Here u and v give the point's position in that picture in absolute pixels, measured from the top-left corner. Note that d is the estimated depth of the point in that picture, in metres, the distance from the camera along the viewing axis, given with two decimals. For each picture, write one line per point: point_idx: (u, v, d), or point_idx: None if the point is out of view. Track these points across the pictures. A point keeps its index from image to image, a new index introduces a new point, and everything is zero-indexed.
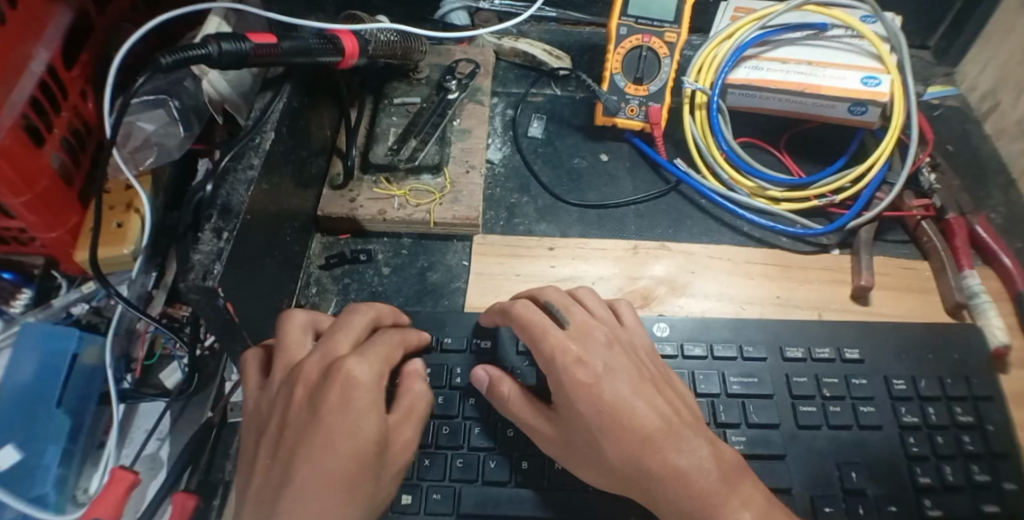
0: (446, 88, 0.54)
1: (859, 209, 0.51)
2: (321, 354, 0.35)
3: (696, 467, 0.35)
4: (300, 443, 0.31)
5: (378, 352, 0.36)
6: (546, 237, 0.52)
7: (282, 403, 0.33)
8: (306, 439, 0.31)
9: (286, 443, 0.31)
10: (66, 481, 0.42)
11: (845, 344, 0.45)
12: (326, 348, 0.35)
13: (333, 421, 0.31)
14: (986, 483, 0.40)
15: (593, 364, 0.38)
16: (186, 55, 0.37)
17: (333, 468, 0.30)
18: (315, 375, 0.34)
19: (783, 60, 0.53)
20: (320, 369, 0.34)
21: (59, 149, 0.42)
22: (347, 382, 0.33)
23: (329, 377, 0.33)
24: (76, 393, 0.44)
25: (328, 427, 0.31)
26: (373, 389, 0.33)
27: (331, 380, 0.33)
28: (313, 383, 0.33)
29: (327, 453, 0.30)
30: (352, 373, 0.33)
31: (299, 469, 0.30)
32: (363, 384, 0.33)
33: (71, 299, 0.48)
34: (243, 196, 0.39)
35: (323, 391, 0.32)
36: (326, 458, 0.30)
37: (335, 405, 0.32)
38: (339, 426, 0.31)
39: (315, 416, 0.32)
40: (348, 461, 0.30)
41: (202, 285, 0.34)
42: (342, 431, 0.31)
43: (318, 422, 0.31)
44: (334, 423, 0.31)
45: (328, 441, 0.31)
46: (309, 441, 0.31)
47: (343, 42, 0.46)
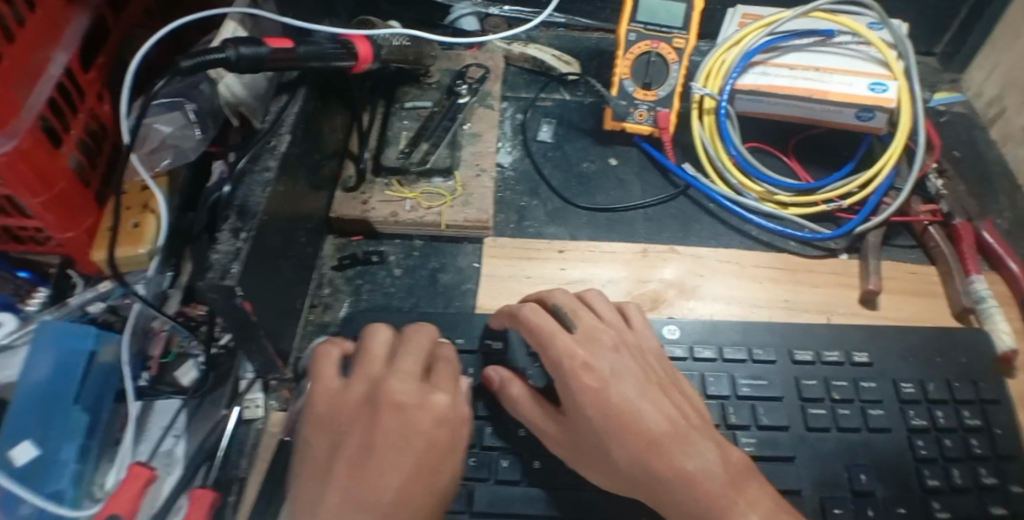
0: (457, 92, 0.56)
1: (866, 214, 0.51)
2: (402, 377, 0.36)
3: (704, 470, 0.35)
4: (380, 460, 0.32)
5: (450, 382, 0.37)
6: (555, 239, 0.52)
7: (353, 420, 0.34)
8: (388, 464, 0.32)
9: (360, 457, 0.32)
10: (81, 478, 0.42)
11: (853, 347, 0.45)
12: (409, 372, 0.36)
13: (419, 450, 0.33)
14: (994, 486, 0.40)
15: (600, 369, 0.39)
16: (205, 58, 0.38)
17: (411, 494, 0.32)
18: (399, 398, 0.35)
19: (791, 67, 0.53)
20: (405, 394, 0.35)
21: (76, 150, 0.43)
22: (434, 415, 0.35)
23: (417, 407, 0.35)
24: (93, 392, 0.45)
25: (407, 454, 0.33)
26: (450, 424, 0.35)
27: (421, 410, 0.34)
28: (397, 406, 0.34)
29: (408, 481, 0.32)
30: (435, 406, 0.35)
31: (384, 490, 0.31)
32: (445, 420, 0.35)
33: (87, 298, 0.47)
34: (260, 197, 0.39)
35: (410, 418, 0.34)
36: (407, 488, 0.32)
37: (423, 439, 0.33)
38: (423, 458, 0.33)
39: (400, 440, 0.33)
40: (424, 490, 0.32)
41: (220, 284, 0.35)
42: (424, 463, 0.33)
43: (399, 447, 0.33)
44: (415, 454, 0.33)
45: (410, 469, 0.32)
46: (393, 465, 0.32)
47: (357, 46, 0.46)
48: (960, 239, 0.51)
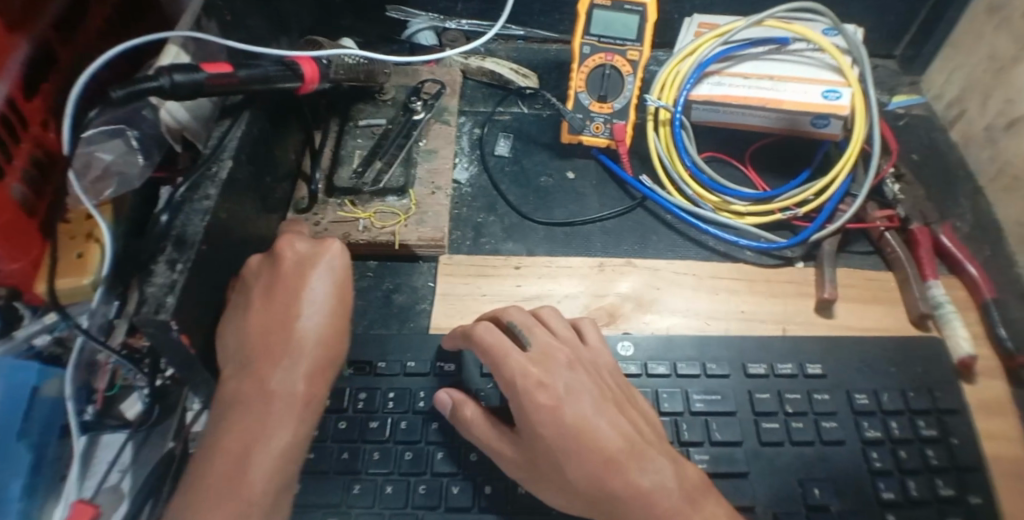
0: (412, 109, 0.55)
1: (822, 222, 0.51)
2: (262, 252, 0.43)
3: (659, 487, 0.35)
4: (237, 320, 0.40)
5: (298, 239, 0.43)
6: (512, 256, 0.52)
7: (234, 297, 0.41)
8: (240, 316, 0.40)
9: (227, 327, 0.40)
10: (30, 515, 0.43)
11: (808, 359, 0.45)
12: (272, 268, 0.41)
13: (256, 297, 0.40)
14: (952, 498, 0.40)
15: (554, 386, 0.38)
16: (137, 87, 0.38)
17: (254, 339, 0.39)
18: (253, 264, 0.42)
19: (745, 76, 0.53)
20: (259, 259, 0.43)
21: (19, 181, 0.42)
22: (275, 266, 0.41)
23: (264, 262, 0.42)
24: (39, 427, 0.44)
25: (253, 304, 0.40)
26: (288, 268, 0.41)
27: (264, 265, 0.42)
28: (253, 267, 0.42)
29: (248, 328, 0.39)
30: (276, 256, 0.42)
31: (233, 339, 0.39)
32: (283, 269, 0.41)
33: (33, 331, 0.46)
34: (199, 226, 0.39)
35: (259, 272, 0.42)
36: (249, 333, 0.39)
37: (263, 288, 0.41)
38: (260, 302, 0.40)
39: (247, 296, 0.41)
40: (266, 329, 0.39)
41: (154, 318, 0.34)
42: (261, 309, 0.40)
43: (259, 327, 0.39)
44: (255, 302, 0.40)
45: (254, 315, 0.39)
46: (241, 319, 0.40)
47: (303, 67, 0.46)
48: (917, 244, 0.51)
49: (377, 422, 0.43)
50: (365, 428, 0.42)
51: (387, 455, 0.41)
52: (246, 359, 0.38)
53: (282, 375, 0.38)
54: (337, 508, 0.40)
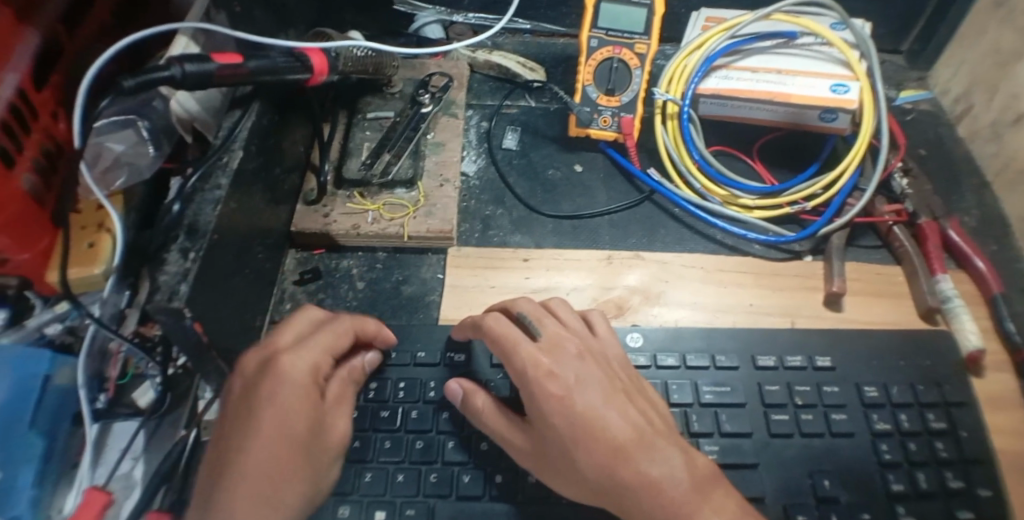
0: (419, 102, 0.56)
1: (831, 215, 0.51)
2: (260, 349, 0.38)
3: (668, 477, 0.35)
4: (237, 432, 0.34)
5: (316, 343, 0.38)
6: (520, 248, 0.52)
7: (223, 405, 0.37)
8: (245, 428, 0.34)
9: (225, 435, 0.35)
10: (41, 502, 0.43)
11: (817, 351, 0.45)
12: (265, 344, 0.38)
13: (263, 410, 0.34)
14: (960, 490, 0.40)
15: (564, 376, 0.38)
16: (148, 77, 0.38)
17: (268, 455, 0.34)
18: (253, 368, 0.37)
19: (753, 70, 0.53)
20: (257, 363, 0.37)
21: (30, 172, 0.42)
22: (281, 373, 0.36)
23: (266, 370, 0.36)
24: (50, 414, 0.44)
25: (263, 415, 0.34)
26: (306, 379, 0.36)
27: (266, 373, 0.36)
28: (252, 374, 0.36)
29: (262, 439, 0.34)
30: (283, 365, 0.36)
31: (241, 452, 0.34)
32: (293, 373, 0.36)
33: (45, 319, 0.47)
34: (210, 216, 0.39)
35: (260, 379, 0.36)
36: (263, 443, 0.34)
37: (270, 398, 0.35)
38: (273, 415, 0.34)
39: (251, 407, 0.35)
40: (287, 429, 0.35)
41: (167, 306, 0.34)
42: (280, 417, 0.35)
43: (247, 408, 0.35)
44: (267, 416, 0.34)
45: (269, 425, 0.34)
46: (248, 431, 0.34)
47: (311, 59, 0.46)
48: (925, 239, 0.51)
49: (388, 412, 0.43)
50: (376, 417, 0.43)
51: (397, 444, 0.42)
52: (257, 476, 0.33)
53: (273, 453, 0.34)
54: (348, 496, 0.40)
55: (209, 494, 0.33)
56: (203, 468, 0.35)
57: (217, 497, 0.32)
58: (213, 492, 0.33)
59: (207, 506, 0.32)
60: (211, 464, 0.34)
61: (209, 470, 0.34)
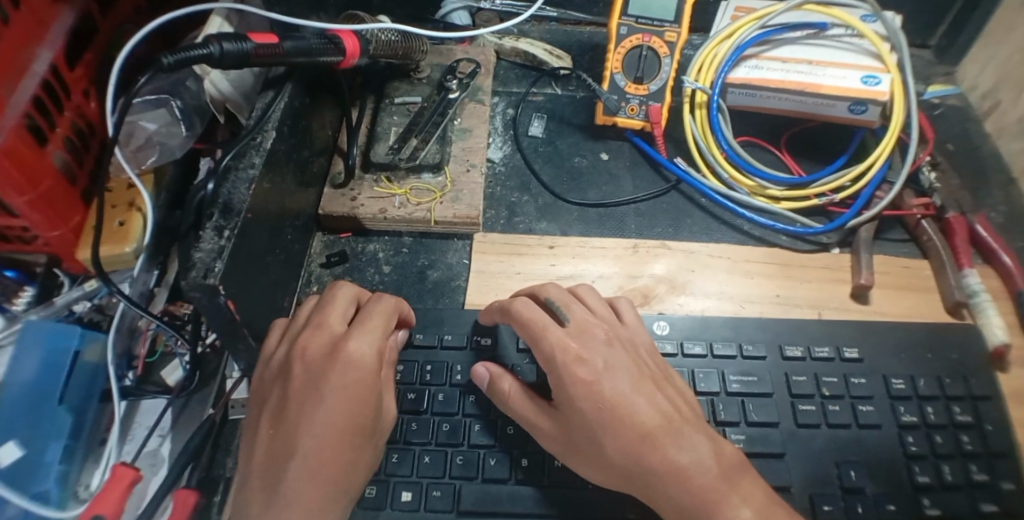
0: (446, 87, 0.55)
1: (858, 208, 0.51)
2: (322, 331, 0.38)
3: (696, 464, 0.35)
4: (303, 418, 0.36)
5: (376, 325, 0.39)
6: (546, 235, 0.52)
7: (281, 381, 0.37)
8: (311, 414, 0.35)
9: (289, 417, 0.36)
10: (67, 478, 0.42)
11: (844, 343, 0.45)
12: (323, 326, 0.39)
13: (332, 399, 0.36)
14: (985, 483, 0.40)
15: (593, 362, 0.38)
16: (186, 54, 0.38)
17: (335, 444, 0.35)
18: (316, 352, 0.37)
19: (783, 60, 0.53)
20: (320, 347, 0.37)
21: (63, 149, 0.42)
22: (348, 360, 0.37)
23: (332, 357, 0.37)
24: (80, 392, 0.45)
25: (331, 403, 0.36)
26: (371, 366, 0.37)
27: (332, 360, 0.37)
28: (316, 358, 0.37)
29: (330, 427, 0.35)
30: (349, 352, 0.37)
31: (309, 437, 0.35)
32: (359, 362, 0.37)
33: (73, 297, 0.47)
34: (244, 196, 0.39)
35: (327, 365, 0.36)
36: (332, 431, 0.35)
37: (339, 384, 0.36)
38: (341, 405, 0.36)
39: (317, 393, 0.36)
40: (349, 419, 0.36)
41: (202, 283, 0.34)
42: (348, 407, 0.36)
43: (310, 393, 0.36)
44: (334, 405, 0.36)
45: (336, 414, 0.35)
46: (315, 418, 0.35)
47: (344, 41, 0.46)
48: (953, 233, 0.51)
49: (414, 394, 0.43)
50: (403, 399, 0.43)
51: (425, 426, 0.42)
52: (326, 462, 0.35)
53: (336, 441, 0.35)
54: (376, 476, 0.40)
55: (277, 475, 0.34)
56: (262, 440, 0.36)
57: (288, 481, 0.34)
58: (282, 473, 0.34)
59: (277, 487, 0.34)
60: (274, 442, 0.36)
61: (273, 449, 0.35)
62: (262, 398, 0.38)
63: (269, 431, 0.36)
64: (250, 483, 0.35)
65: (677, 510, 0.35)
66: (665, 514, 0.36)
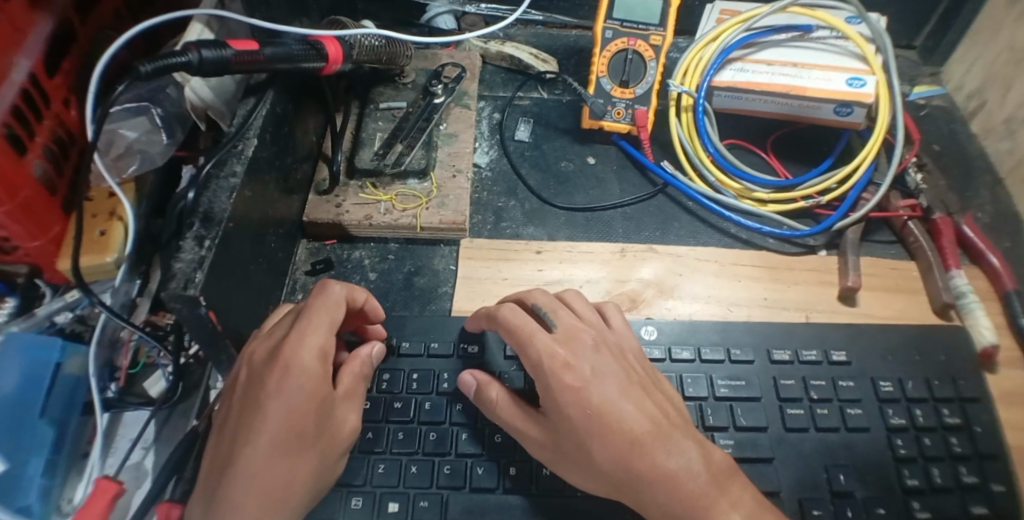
0: (432, 92, 0.55)
1: (844, 210, 0.51)
2: (269, 338, 0.37)
3: (685, 469, 0.35)
4: (243, 427, 0.35)
5: (319, 323, 0.37)
6: (533, 240, 0.52)
7: (231, 388, 0.37)
8: (250, 421, 0.35)
9: (233, 425, 0.35)
10: (50, 492, 0.42)
11: (832, 345, 0.45)
12: (275, 331, 0.38)
13: (270, 406, 0.35)
14: (975, 485, 0.40)
15: (580, 368, 0.37)
16: (165, 62, 0.37)
17: (272, 454, 0.34)
18: (260, 357, 0.36)
19: (769, 63, 0.53)
20: (264, 353, 0.36)
21: (42, 158, 0.41)
22: (285, 367, 0.35)
23: (271, 363, 0.35)
24: (62, 403, 0.44)
25: (266, 411, 0.35)
26: (310, 373, 0.36)
27: (271, 365, 0.35)
28: (259, 364, 0.36)
29: (266, 434, 0.34)
30: (288, 357, 0.35)
31: (245, 448, 0.34)
32: (298, 370, 0.35)
33: (55, 308, 0.46)
34: (226, 204, 0.38)
35: (265, 372, 0.35)
36: (266, 438, 0.34)
37: (277, 391, 0.35)
38: (277, 413, 0.35)
39: (256, 402, 0.35)
40: (286, 428, 0.35)
41: (182, 294, 0.34)
42: (285, 414, 0.35)
43: (251, 401, 0.35)
44: (269, 413, 0.35)
45: (274, 422, 0.35)
46: (252, 426, 0.35)
47: (327, 47, 0.45)
48: (939, 234, 0.51)
49: (401, 403, 0.43)
50: (390, 408, 0.42)
51: (411, 435, 0.42)
52: (263, 471, 0.34)
53: (274, 448, 0.35)
54: (362, 487, 0.40)
55: (217, 484, 0.34)
56: (211, 448, 0.36)
57: (224, 490, 0.34)
58: (221, 481, 0.34)
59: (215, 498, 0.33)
60: (219, 451, 0.35)
61: (217, 459, 0.35)
62: (220, 405, 0.38)
63: (215, 440, 0.36)
64: (200, 493, 0.35)
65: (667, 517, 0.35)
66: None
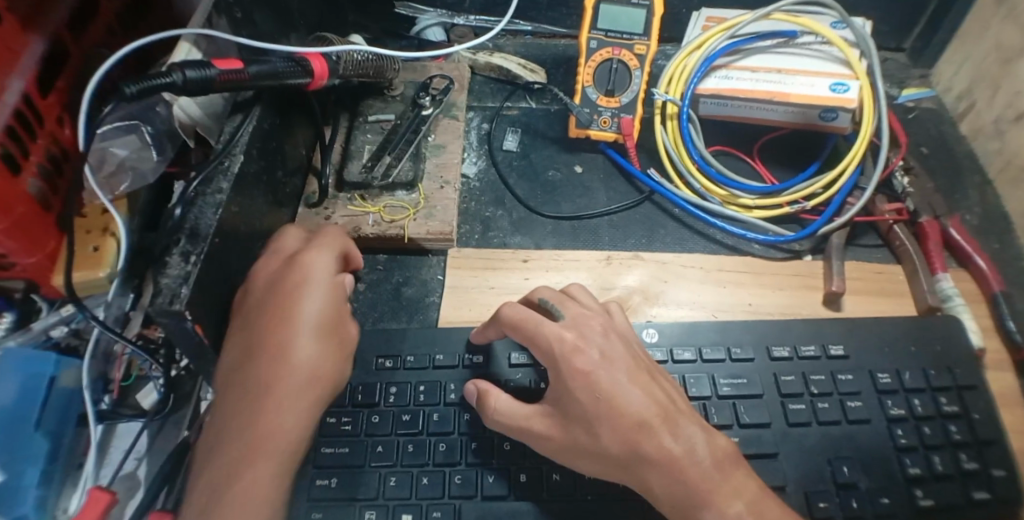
0: (420, 104, 0.56)
1: (830, 214, 0.51)
2: (268, 270, 0.41)
3: (689, 453, 0.35)
4: (259, 348, 0.38)
5: (313, 262, 0.42)
6: (520, 249, 0.52)
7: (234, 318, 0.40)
8: (269, 342, 0.38)
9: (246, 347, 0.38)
10: (46, 502, 0.42)
11: (830, 340, 0.45)
12: (267, 263, 0.41)
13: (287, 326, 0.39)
14: (975, 471, 0.40)
15: (590, 352, 0.38)
16: (151, 83, 0.38)
17: (290, 368, 0.38)
18: (264, 289, 0.40)
19: (753, 69, 0.53)
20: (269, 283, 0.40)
21: (36, 176, 0.42)
22: (296, 294, 0.40)
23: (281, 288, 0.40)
24: (56, 415, 0.45)
25: (282, 333, 0.38)
26: (311, 298, 0.40)
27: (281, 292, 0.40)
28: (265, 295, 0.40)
29: (285, 353, 0.38)
30: (296, 287, 0.40)
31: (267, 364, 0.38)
32: (303, 297, 0.40)
33: (50, 322, 0.47)
34: (212, 219, 0.39)
35: (275, 300, 0.39)
36: (284, 356, 0.38)
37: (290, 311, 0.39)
38: (290, 333, 0.39)
39: (268, 323, 0.39)
40: (303, 349, 0.39)
41: (169, 308, 0.34)
42: (297, 334, 0.39)
43: (263, 328, 0.38)
44: (285, 334, 0.38)
45: (289, 341, 0.38)
46: (271, 344, 0.38)
47: (312, 63, 0.46)
48: (926, 238, 0.51)
49: (409, 415, 0.43)
50: (398, 421, 0.43)
51: (421, 447, 0.42)
52: (279, 386, 0.37)
53: (285, 364, 0.38)
54: (375, 500, 0.40)
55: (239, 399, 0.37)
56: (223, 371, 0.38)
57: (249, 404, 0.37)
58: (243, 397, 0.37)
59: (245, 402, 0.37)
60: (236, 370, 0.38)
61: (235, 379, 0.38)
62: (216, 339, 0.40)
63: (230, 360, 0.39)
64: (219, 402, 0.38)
65: (671, 499, 0.35)
66: (659, 502, 0.36)
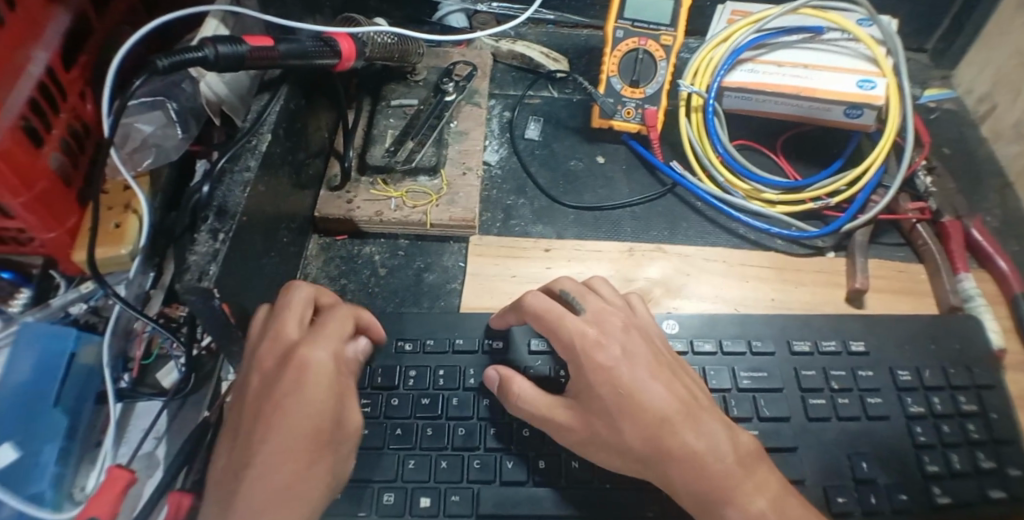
0: (443, 90, 0.55)
1: (854, 212, 0.51)
2: (276, 343, 0.37)
3: (712, 449, 0.35)
4: (259, 425, 0.34)
5: (333, 328, 0.38)
6: (542, 238, 0.52)
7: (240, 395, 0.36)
8: (267, 426, 0.34)
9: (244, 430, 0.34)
10: (62, 480, 0.42)
11: (851, 336, 0.45)
12: (275, 333, 0.37)
13: (292, 404, 0.34)
14: (992, 469, 0.41)
15: (611, 347, 0.38)
16: (181, 58, 0.37)
17: (289, 450, 0.33)
18: (270, 363, 0.36)
19: (779, 64, 0.53)
20: (276, 359, 0.36)
21: (58, 150, 0.42)
22: (301, 367, 0.35)
23: (284, 365, 0.35)
24: (75, 393, 0.44)
25: (289, 407, 0.34)
26: (327, 373, 0.36)
27: (285, 367, 0.35)
28: (271, 370, 0.36)
29: (286, 432, 0.34)
30: (306, 359, 0.35)
31: (262, 446, 0.33)
32: (314, 368, 0.35)
33: (69, 299, 0.47)
34: (239, 197, 0.38)
35: (280, 376, 0.35)
36: (286, 437, 0.33)
37: (295, 387, 0.34)
38: (301, 412, 0.34)
39: (270, 404, 0.34)
40: (301, 430, 0.34)
41: (197, 285, 0.34)
42: (306, 410, 0.34)
43: (269, 407, 0.34)
44: (293, 408, 0.34)
45: (291, 417, 0.34)
46: (270, 424, 0.34)
47: (340, 44, 0.46)
48: (949, 237, 0.51)
49: (429, 399, 0.43)
50: (418, 404, 0.43)
51: (440, 431, 0.42)
52: (278, 470, 0.33)
53: (290, 449, 0.33)
54: (393, 483, 0.40)
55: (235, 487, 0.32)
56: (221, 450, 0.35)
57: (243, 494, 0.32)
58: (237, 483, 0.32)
59: (241, 475, 0.32)
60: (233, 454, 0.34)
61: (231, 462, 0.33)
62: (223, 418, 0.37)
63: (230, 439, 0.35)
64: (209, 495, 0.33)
65: (693, 495, 0.35)
66: (682, 500, 0.36)
